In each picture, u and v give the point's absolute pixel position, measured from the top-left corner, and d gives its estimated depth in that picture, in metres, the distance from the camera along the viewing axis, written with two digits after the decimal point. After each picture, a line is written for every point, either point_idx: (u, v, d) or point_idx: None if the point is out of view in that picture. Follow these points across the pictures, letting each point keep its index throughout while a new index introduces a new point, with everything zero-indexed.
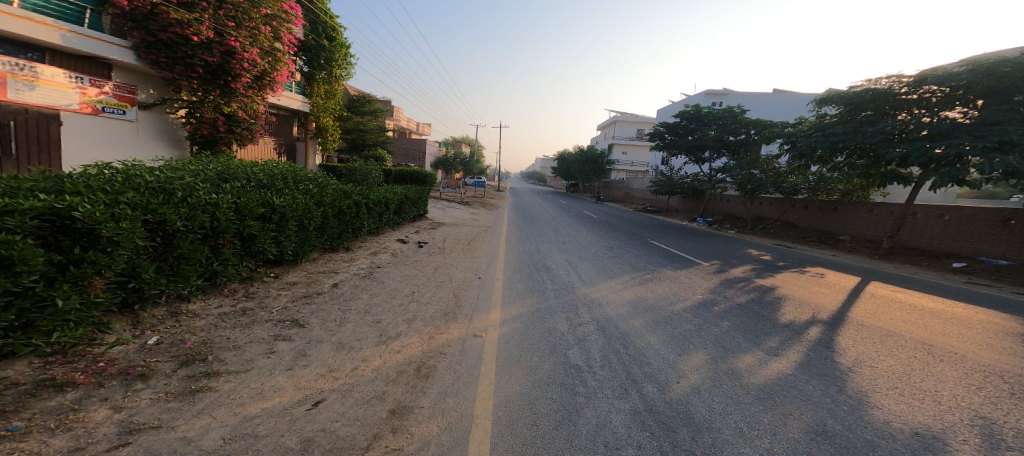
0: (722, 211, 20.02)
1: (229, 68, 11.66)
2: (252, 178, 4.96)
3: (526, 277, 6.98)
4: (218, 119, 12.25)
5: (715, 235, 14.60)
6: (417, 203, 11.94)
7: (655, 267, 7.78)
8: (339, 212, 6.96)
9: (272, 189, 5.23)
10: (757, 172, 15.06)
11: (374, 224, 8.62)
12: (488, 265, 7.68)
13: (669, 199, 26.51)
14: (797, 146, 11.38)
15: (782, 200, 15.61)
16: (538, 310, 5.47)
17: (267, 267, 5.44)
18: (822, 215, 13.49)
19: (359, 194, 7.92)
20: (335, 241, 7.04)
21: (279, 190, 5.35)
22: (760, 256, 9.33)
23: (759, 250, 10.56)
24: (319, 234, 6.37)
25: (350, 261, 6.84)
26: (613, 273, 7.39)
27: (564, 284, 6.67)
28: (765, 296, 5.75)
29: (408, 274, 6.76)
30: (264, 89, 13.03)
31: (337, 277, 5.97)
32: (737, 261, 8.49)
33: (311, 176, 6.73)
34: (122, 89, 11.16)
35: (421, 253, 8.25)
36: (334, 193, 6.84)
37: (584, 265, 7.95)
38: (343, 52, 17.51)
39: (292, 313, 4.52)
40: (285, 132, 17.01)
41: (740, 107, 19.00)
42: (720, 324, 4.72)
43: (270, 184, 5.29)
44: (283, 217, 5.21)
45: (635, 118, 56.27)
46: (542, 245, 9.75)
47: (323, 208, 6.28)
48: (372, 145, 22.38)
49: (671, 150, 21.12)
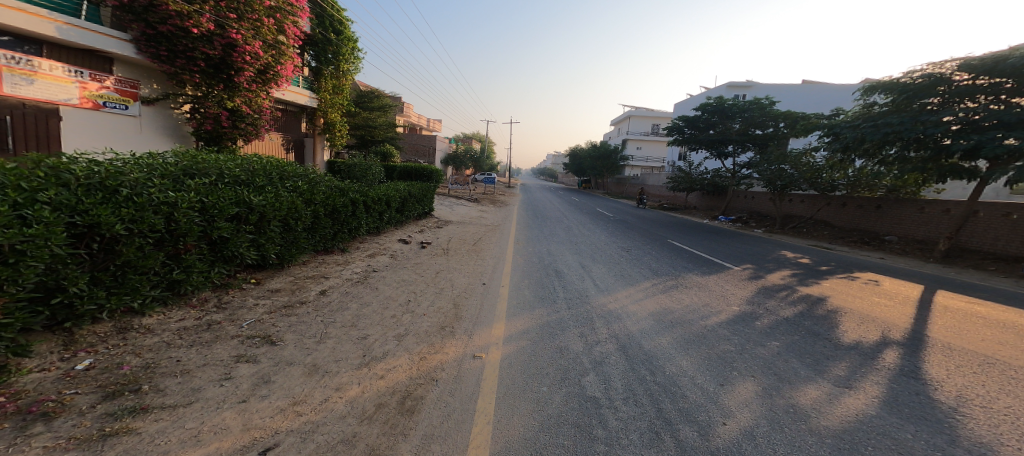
0: (747, 209, 18.87)
1: (231, 61, 11.31)
2: (226, 174, 4.39)
3: (536, 284, 6.30)
4: (222, 114, 11.92)
5: (742, 234, 13.59)
6: (422, 201, 11.36)
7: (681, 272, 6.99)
8: (333, 211, 6.39)
9: (251, 186, 4.66)
10: (787, 168, 14.01)
11: (374, 224, 8.06)
12: (495, 269, 7.00)
13: (688, 196, 25.39)
14: (838, 138, 10.32)
15: (816, 197, 14.50)
16: (548, 324, 4.78)
17: (247, 272, 4.91)
18: (864, 213, 12.40)
19: (357, 191, 7.35)
20: (329, 242, 6.48)
21: (260, 188, 4.78)
22: (797, 259, 8.39)
23: (793, 251, 9.60)
24: (309, 235, 5.81)
25: (345, 264, 6.27)
26: (634, 279, 6.63)
27: (577, 292, 5.95)
28: (815, 308, 4.93)
29: (407, 279, 6.16)
30: (268, 83, 12.65)
31: (327, 283, 5.40)
32: (774, 265, 7.60)
33: (301, 171, 6.17)
34: (125, 84, 10.97)
35: (423, 255, 7.64)
36: (327, 190, 6.26)
37: (602, 269, 7.21)
38: (350, 46, 17.06)
39: (266, 327, 3.94)
40: (292, 129, 16.74)
41: (767, 98, 17.79)
42: (767, 344, 3.93)
43: (250, 181, 4.73)
44: (263, 218, 4.63)
45: (651, 112, 54.63)
46: (555, 247, 9.04)
47: (313, 207, 5.70)
48: (381, 141, 22.05)
49: (692, 145, 20.05)
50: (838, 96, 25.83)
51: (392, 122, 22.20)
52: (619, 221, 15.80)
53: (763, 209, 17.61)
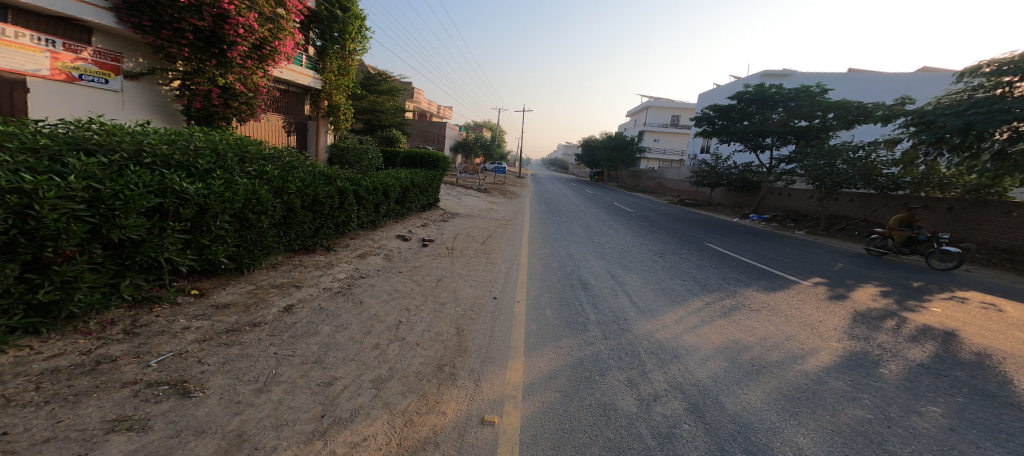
0: (782, 207, 17.29)
1: (223, 35, 9.18)
2: (146, 152, 3.19)
3: (559, 300, 5.03)
4: (213, 91, 9.78)
5: (784, 236, 12.13)
6: (426, 192, 10.10)
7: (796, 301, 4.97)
8: (315, 203, 5.13)
9: (189, 171, 3.46)
10: (839, 164, 12.45)
11: (368, 218, 6.83)
12: (509, 278, 5.75)
13: (712, 191, 23.80)
14: (930, 127, 8.85)
15: (872, 197, 12.95)
16: (581, 365, 3.54)
17: (186, 280, 3.74)
18: (932, 215, 10.99)
19: (347, 179, 6.11)
20: (308, 240, 5.26)
21: (205, 176, 3.56)
22: (870, 271, 7.02)
23: (858, 260, 8.18)
24: (280, 233, 4.58)
25: (325, 269, 5.08)
26: (680, 296, 5.33)
27: (613, 314, 4.72)
28: (952, 348, 3.62)
29: (400, 289, 4.97)
30: (265, 61, 10.54)
31: (297, 294, 4.22)
32: (848, 279, 6.23)
33: (272, 152, 4.91)
34: (104, 56, 8.82)
35: (424, 256, 6.43)
36: (304, 178, 5.00)
37: (638, 281, 5.91)
38: (358, 24, 15.53)
39: (186, 366, 2.74)
40: (294, 111, 15.58)
41: (818, 86, 15.94)
42: (922, 413, 2.62)
43: (189, 164, 3.52)
44: (202, 213, 3.39)
45: (671, 103, 52.33)
46: (578, 249, 7.75)
47: (284, 198, 4.44)
48: (388, 126, 20.96)
49: (722, 137, 18.53)
50: (885, 86, 23.69)
51: (400, 106, 21.02)
52: (642, 217, 14.43)
53: (802, 208, 16.05)
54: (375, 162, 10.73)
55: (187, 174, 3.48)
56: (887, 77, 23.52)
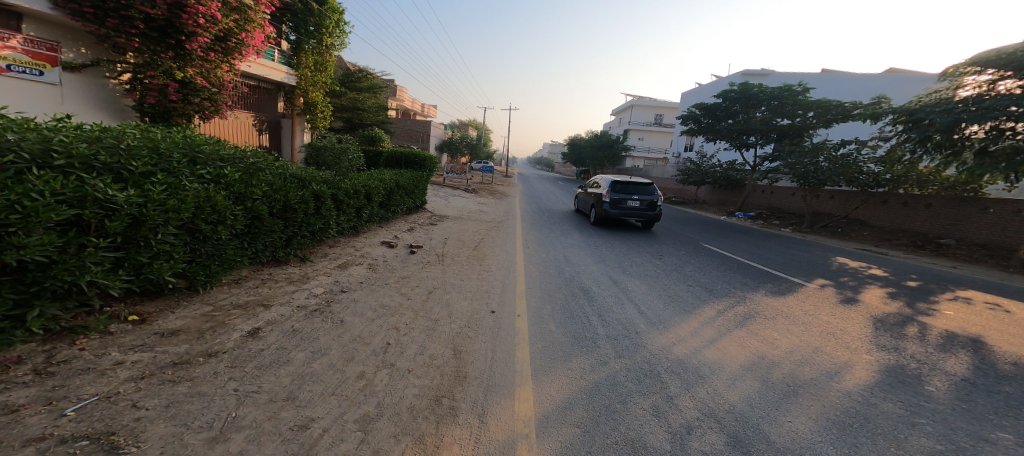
0: (765, 204, 17.52)
1: (179, 25, 8.21)
2: (53, 150, 2.58)
3: (563, 313, 4.65)
4: (169, 85, 8.77)
5: (773, 234, 12.17)
6: (412, 193, 9.50)
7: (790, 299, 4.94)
8: (286, 209, 4.50)
9: (119, 175, 2.85)
10: (822, 161, 12.60)
11: (349, 224, 6.21)
12: (506, 288, 5.31)
13: (696, 189, 23.99)
14: (919, 125, 9.15)
15: (852, 194, 13.17)
16: (599, 391, 3.15)
17: (121, 304, 3.13)
18: (911, 211, 11.24)
19: (325, 182, 5.49)
20: (280, 251, 4.67)
21: (140, 182, 2.93)
22: (868, 270, 6.92)
23: (853, 259, 8.13)
24: (244, 244, 3.99)
25: (302, 282, 4.51)
26: (689, 303, 5.03)
27: (622, 327, 4.37)
28: (988, 358, 3.43)
29: (387, 305, 4.46)
30: (231, 55, 9.47)
31: (264, 316, 3.66)
32: (851, 280, 6.10)
33: (231, 151, 4.26)
34: (38, 45, 7.81)
35: (412, 264, 5.90)
36: (271, 180, 4.40)
37: (642, 288, 5.59)
38: (336, 18, 14.55)
39: (115, 410, 2.20)
40: (267, 108, 14.59)
41: (801, 85, 16.13)
42: (995, 441, 2.38)
43: (120, 166, 2.90)
44: (136, 225, 2.78)
45: (653, 102, 52.84)
46: (574, 253, 7.39)
47: (247, 205, 3.85)
48: (369, 124, 20.13)
49: (708, 135, 18.74)
50: (861, 87, 24.37)
51: (381, 104, 20.21)
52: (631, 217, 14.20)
53: (785, 205, 16.26)
54: (356, 163, 9.97)
55: (117, 178, 2.85)
56: (863, 77, 24.19)
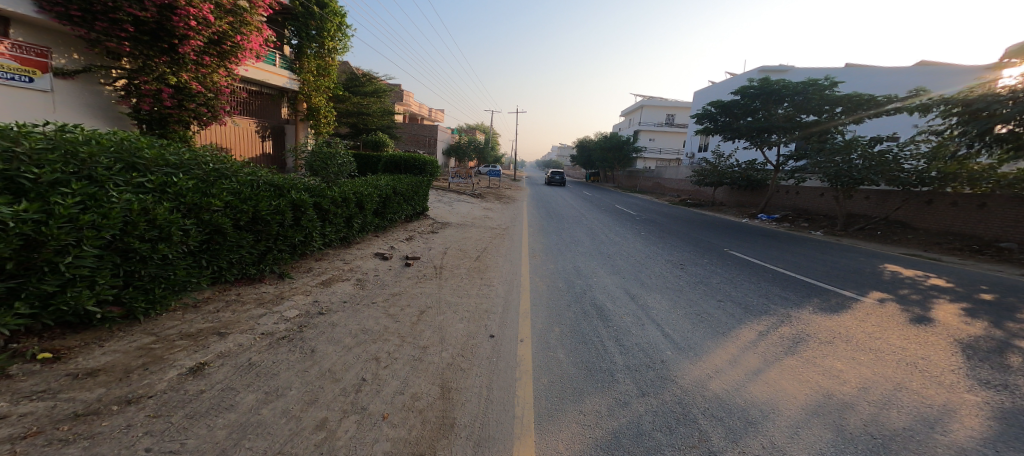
0: (791, 206, 16.47)
1: (171, 27, 7.83)
2: None
3: (574, 337, 3.97)
4: (164, 91, 8.42)
5: (805, 238, 11.21)
6: (411, 200, 8.95)
7: (850, 321, 4.14)
8: (256, 221, 3.95)
9: (17, 190, 2.40)
10: (857, 160, 11.67)
11: (337, 235, 5.65)
12: (508, 306, 4.65)
13: (713, 191, 22.93)
14: (978, 116, 8.45)
15: (891, 193, 12.13)
16: (621, 444, 2.46)
17: (32, 341, 2.70)
18: (961, 212, 10.20)
19: (303, 186, 4.93)
20: (253, 267, 4.11)
21: (45, 194, 2.46)
22: (929, 280, 6.06)
23: (906, 267, 7.24)
24: (202, 263, 3.45)
25: (274, 304, 3.93)
26: (722, 324, 4.27)
27: (645, 355, 3.67)
28: None
29: (369, 330, 3.84)
30: (227, 58, 9.06)
31: (216, 348, 3.13)
32: (913, 293, 5.23)
33: (185, 156, 3.71)
34: (27, 50, 7.47)
35: (406, 279, 5.31)
36: (236, 188, 3.85)
37: (664, 305, 4.85)
38: (338, 21, 14.32)
39: None
40: (269, 115, 14.35)
41: (825, 79, 15.20)
42: None
43: (19, 175, 2.44)
44: (36, 247, 2.29)
45: (664, 102, 51.72)
46: (586, 263, 6.68)
47: (203, 218, 3.30)
48: (374, 129, 19.80)
49: (726, 134, 17.87)
50: (888, 80, 23.25)
51: (386, 108, 19.93)
52: (648, 221, 13.38)
53: (813, 206, 15.20)
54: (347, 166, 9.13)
55: (14, 190, 2.40)
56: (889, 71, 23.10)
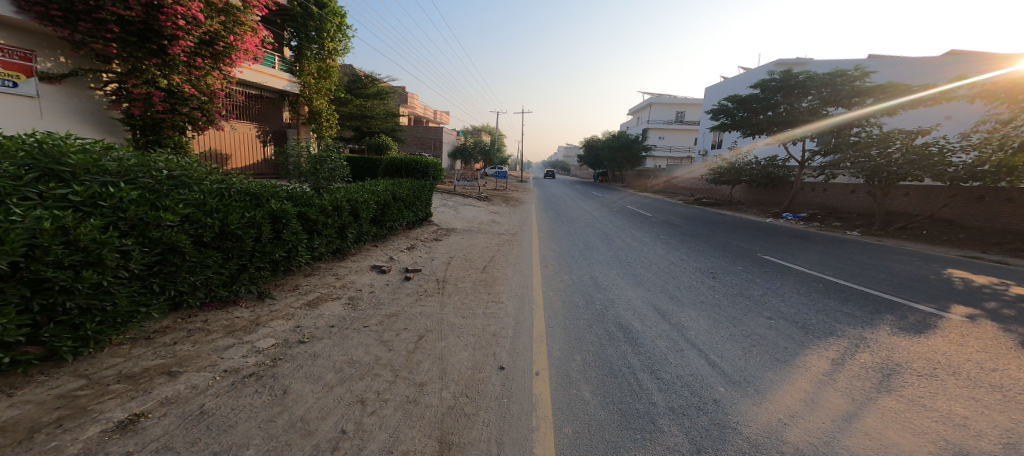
0: (818, 204, 15.48)
1: (157, 27, 7.32)
2: None
3: (601, 369, 3.26)
4: (154, 95, 7.94)
5: (841, 239, 10.29)
6: (414, 206, 8.36)
7: (947, 348, 3.37)
8: (224, 236, 3.34)
9: None
10: (897, 154, 10.76)
11: (329, 247, 5.06)
12: (521, 329, 3.97)
13: (730, 189, 21.97)
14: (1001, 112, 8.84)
15: (934, 189, 11.19)
16: None
17: None
18: (1019, 208, 9.25)
19: (284, 192, 4.34)
20: (225, 288, 3.50)
21: None
22: (1011, 290, 5.25)
23: (971, 272, 6.42)
24: (153, 287, 2.83)
25: (245, 332, 3.30)
26: (779, 348, 3.53)
27: (693, 392, 2.95)
28: None
29: (357, 362, 3.19)
30: (222, 60, 8.59)
31: (161, 393, 2.46)
32: (1003, 307, 4.46)
33: (133, 160, 3.13)
34: (10, 54, 7.07)
35: (404, 296, 4.67)
36: (198, 198, 3.25)
37: (702, 324, 4.10)
38: (338, 22, 13.86)
39: None
40: (271, 119, 13.96)
41: (856, 69, 14.22)
42: None
43: None
44: None
45: (674, 99, 50.64)
46: (606, 273, 5.97)
47: (150, 235, 2.72)
48: (378, 132, 19.40)
49: (744, 130, 17.05)
50: (913, 70, 22.27)
51: (390, 111, 19.52)
52: (666, 223, 12.59)
53: (844, 204, 14.24)
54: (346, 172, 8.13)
55: None
56: (914, 61, 22.13)
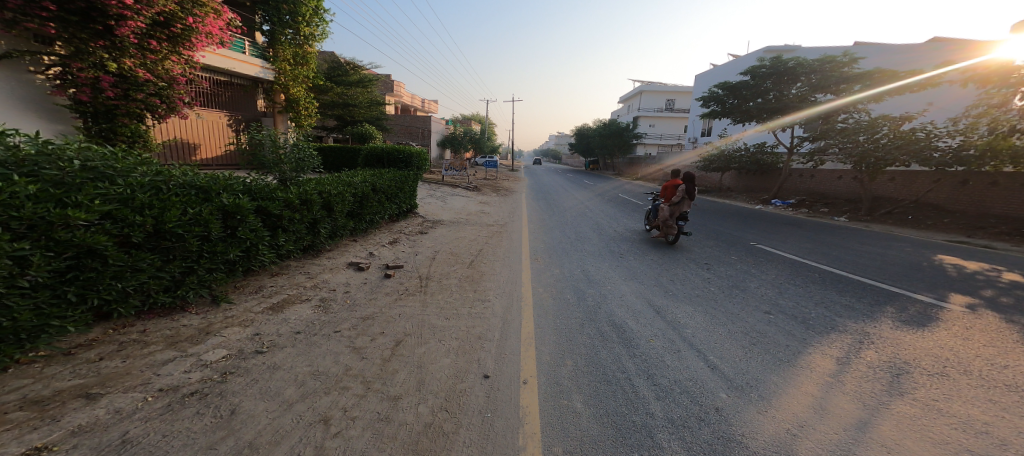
0: (806, 190, 15.51)
1: (102, 5, 6.65)
2: None
3: (594, 375, 3.00)
4: (103, 79, 7.29)
5: (831, 225, 10.24)
6: (396, 197, 7.96)
7: (958, 343, 3.18)
8: (161, 237, 2.95)
9: None
10: (884, 138, 10.71)
11: (299, 244, 4.66)
12: (508, 331, 3.68)
13: (719, 176, 21.94)
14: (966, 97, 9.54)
15: (920, 174, 11.22)
16: None
17: None
18: (1003, 192, 9.30)
19: (237, 185, 3.91)
20: (167, 294, 3.11)
21: None
22: (1007, 276, 5.16)
23: (965, 258, 6.36)
24: (67, 297, 2.45)
25: (191, 344, 2.93)
26: (781, 347, 3.32)
27: (693, 399, 2.71)
28: None
29: (322, 374, 2.85)
30: (181, 42, 7.93)
31: (75, 421, 2.11)
32: (1002, 295, 4.35)
33: (42, 148, 2.71)
34: None
35: (381, 296, 4.32)
36: (120, 193, 2.84)
37: (699, 320, 3.87)
38: (315, 5, 12.71)
39: None
40: (243, 107, 13.24)
41: (846, 55, 14.12)
42: None
43: None
44: None
45: (664, 86, 50.42)
46: (597, 266, 5.71)
47: (57, 238, 2.34)
48: (361, 120, 18.70)
49: (734, 117, 16.93)
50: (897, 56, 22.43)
51: (374, 98, 18.82)
52: None
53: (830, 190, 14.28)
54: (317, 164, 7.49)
55: None
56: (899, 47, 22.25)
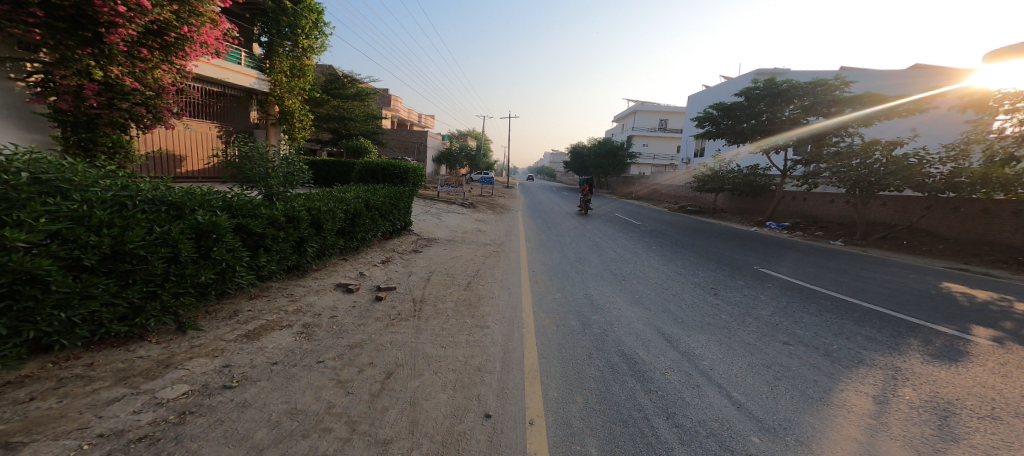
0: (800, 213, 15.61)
1: (91, 12, 6.42)
2: None
3: (607, 415, 2.68)
4: (87, 88, 6.92)
5: (828, 248, 10.21)
6: (390, 213, 7.67)
7: (995, 382, 2.95)
8: (123, 257, 2.63)
9: None
10: (877, 162, 10.79)
11: (283, 262, 4.33)
12: (510, 362, 3.36)
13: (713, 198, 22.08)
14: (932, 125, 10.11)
15: (911, 200, 11.34)
16: None
17: None
18: (994, 219, 9.38)
19: (213, 198, 3.60)
20: (123, 322, 2.75)
21: None
22: (1019, 306, 5.03)
23: (972, 285, 6.25)
24: None
25: (147, 379, 2.56)
26: (807, 382, 3.06)
27: (720, 444, 2.41)
28: None
29: (300, 414, 2.48)
30: (173, 52, 7.68)
31: None
32: (1021, 327, 4.19)
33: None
34: None
35: (371, 321, 3.98)
36: (74, 209, 2.53)
37: (714, 351, 3.61)
38: (314, 18, 12.75)
39: None
40: (234, 119, 12.97)
41: (836, 79, 14.43)
42: None
43: None
44: None
45: (657, 108, 51.48)
46: (600, 289, 5.44)
47: None
48: (357, 135, 18.51)
49: (729, 138, 17.04)
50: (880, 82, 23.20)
51: (371, 113, 18.70)
52: (654, 232, 12.26)
53: (823, 213, 14.38)
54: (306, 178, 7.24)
55: None
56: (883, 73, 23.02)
